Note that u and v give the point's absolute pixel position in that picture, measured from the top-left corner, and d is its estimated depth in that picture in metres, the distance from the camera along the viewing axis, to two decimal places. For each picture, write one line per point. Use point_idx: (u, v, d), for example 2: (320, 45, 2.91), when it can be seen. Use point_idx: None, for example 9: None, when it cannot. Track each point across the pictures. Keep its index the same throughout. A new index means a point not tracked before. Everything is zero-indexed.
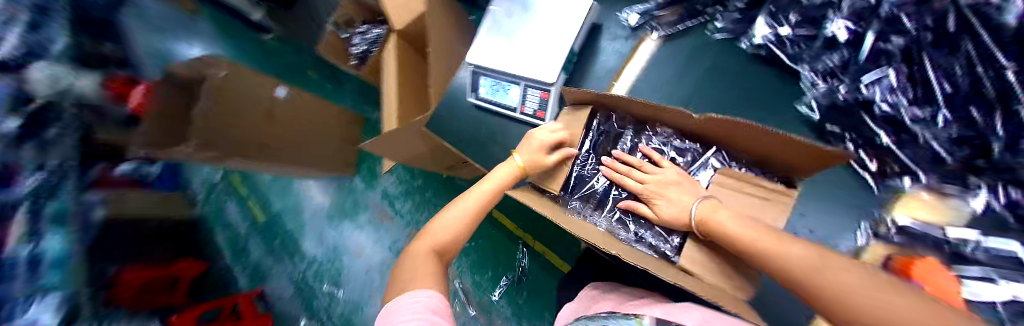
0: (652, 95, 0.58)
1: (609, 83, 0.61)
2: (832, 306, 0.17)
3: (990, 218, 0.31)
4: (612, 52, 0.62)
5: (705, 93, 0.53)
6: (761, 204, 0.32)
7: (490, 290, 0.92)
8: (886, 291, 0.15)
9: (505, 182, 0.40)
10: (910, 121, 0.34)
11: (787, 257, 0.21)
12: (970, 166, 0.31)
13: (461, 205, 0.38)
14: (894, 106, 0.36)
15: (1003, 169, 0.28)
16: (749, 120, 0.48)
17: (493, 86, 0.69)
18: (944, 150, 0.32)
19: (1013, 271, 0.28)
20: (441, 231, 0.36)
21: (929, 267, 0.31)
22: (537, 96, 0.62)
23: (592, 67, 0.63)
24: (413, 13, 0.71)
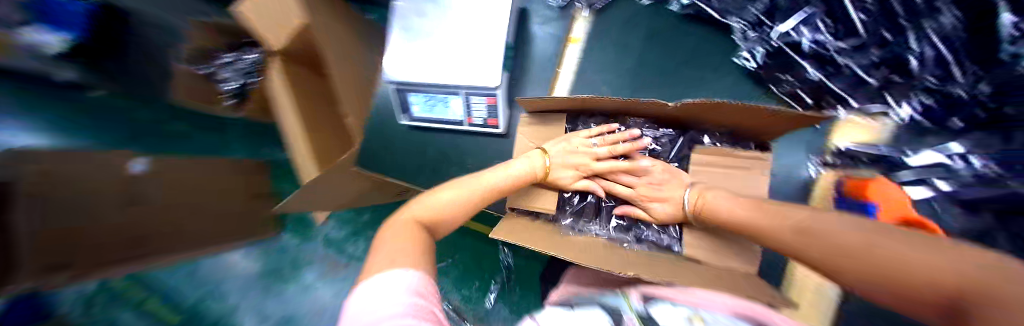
0: (599, 74, 0.55)
1: (553, 71, 0.57)
2: (886, 287, 0.17)
3: (911, 123, 0.35)
4: (546, 36, 0.57)
5: (646, 63, 0.53)
6: (737, 179, 0.33)
7: (482, 299, 0.75)
8: (939, 256, 0.15)
9: (515, 182, 0.36)
10: (838, 54, 0.37)
11: (814, 228, 0.21)
12: (888, 83, 0.35)
13: (463, 187, 0.35)
14: (822, 42, 0.38)
15: (914, 82, 0.32)
16: (687, 82, 0.51)
17: (429, 103, 0.58)
18: (866, 74, 0.36)
19: (927, 170, 0.33)
20: (433, 207, 0.33)
21: (879, 185, 0.37)
22: (483, 104, 0.55)
23: (532, 56, 0.57)
24: (286, 20, 0.48)
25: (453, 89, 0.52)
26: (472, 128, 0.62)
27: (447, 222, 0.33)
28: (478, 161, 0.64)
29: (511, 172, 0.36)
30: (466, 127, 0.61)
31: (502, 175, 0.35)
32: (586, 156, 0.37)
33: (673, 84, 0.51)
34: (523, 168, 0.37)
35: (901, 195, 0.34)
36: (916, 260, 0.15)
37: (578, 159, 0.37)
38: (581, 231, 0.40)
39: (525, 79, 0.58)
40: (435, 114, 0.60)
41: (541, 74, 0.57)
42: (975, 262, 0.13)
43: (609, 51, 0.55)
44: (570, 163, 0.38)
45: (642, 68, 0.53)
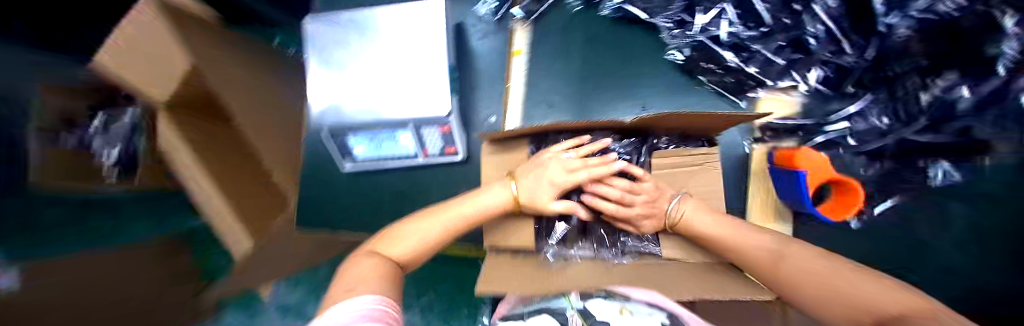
0: (547, 83, 0.56)
1: (502, 85, 0.55)
2: (820, 300, 0.24)
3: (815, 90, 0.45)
4: (487, 51, 0.56)
5: (589, 67, 0.55)
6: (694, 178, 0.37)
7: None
8: (862, 280, 0.22)
9: (482, 216, 0.34)
10: (751, 40, 0.44)
11: (786, 254, 0.28)
12: (794, 58, 0.43)
13: (436, 216, 0.34)
14: (739, 32, 0.44)
15: (817, 52, 0.41)
16: (623, 80, 0.55)
17: (371, 142, 0.52)
18: (775, 54, 0.44)
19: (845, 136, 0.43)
20: (399, 242, 0.32)
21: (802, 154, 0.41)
22: (436, 133, 0.50)
23: (475, 75, 0.56)
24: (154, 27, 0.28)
25: (397, 123, 0.46)
26: (428, 160, 0.57)
27: (420, 254, 0.33)
28: (441, 193, 0.59)
29: (478, 204, 0.34)
30: (420, 160, 0.56)
31: (463, 209, 0.34)
32: (562, 177, 0.35)
33: (614, 84, 0.55)
34: (493, 200, 0.35)
35: (824, 159, 0.39)
36: (849, 289, 0.22)
37: (556, 176, 0.35)
38: (567, 256, 0.39)
39: (474, 100, 0.56)
40: (384, 152, 0.54)
41: (489, 93, 0.56)
42: (889, 288, 0.21)
43: (552, 59, 0.56)
44: (544, 183, 0.35)
45: (584, 74, 0.55)
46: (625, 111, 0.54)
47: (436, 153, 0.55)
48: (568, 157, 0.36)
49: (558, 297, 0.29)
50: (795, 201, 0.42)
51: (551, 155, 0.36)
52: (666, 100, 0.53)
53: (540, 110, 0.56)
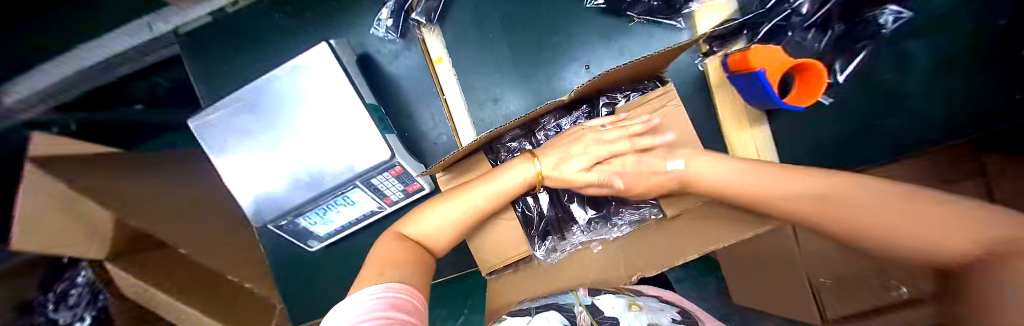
0: (482, 79, 0.52)
1: (438, 99, 0.51)
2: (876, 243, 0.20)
3: None
4: (408, 71, 0.52)
5: (517, 46, 0.51)
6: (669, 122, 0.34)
7: None
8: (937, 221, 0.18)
9: (504, 198, 0.33)
10: None
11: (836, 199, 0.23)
12: None
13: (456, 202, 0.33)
14: None
15: None
16: (555, 46, 0.50)
17: (323, 215, 0.47)
18: None
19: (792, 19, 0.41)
20: (421, 222, 0.33)
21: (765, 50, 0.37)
22: (389, 179, 0.45)
23: (407, 99, 0.52)
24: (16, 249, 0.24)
25: (340, 186, 0.42)
26: (396, 206, 0.53)
27: (433, 241, 0.33)
28: None
29: (494, 187, 0.33)
30: (389, 209, 0.53)
31: (485, 197, 0.32)
32: (597, 143, 0.35)
33: (550, 51, 0.51)
34: (516, 180, 0.34)
35: (776, 51, 0.37)
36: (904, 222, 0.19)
37: (581, 153, 0.35)
38: (566, 246, 0.38)
39: (417, 125, 0.52)
40: (347, 217, 0.50)
41: (428, 112, 0.52)
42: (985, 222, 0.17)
43: (478, 52, 0.52)
44: (573, 159, 0.35)
45: (516, 53, 0.51)
46: (571, 75, 0.51)
47: (400, 196, 0.51)
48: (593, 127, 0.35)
49: (567, 296, 0.29)
50: (761, 100, 0.41)
51: (586, 129, 0.36)
52: (607, 47, 0.50)
53: (487, 108, 0.52)
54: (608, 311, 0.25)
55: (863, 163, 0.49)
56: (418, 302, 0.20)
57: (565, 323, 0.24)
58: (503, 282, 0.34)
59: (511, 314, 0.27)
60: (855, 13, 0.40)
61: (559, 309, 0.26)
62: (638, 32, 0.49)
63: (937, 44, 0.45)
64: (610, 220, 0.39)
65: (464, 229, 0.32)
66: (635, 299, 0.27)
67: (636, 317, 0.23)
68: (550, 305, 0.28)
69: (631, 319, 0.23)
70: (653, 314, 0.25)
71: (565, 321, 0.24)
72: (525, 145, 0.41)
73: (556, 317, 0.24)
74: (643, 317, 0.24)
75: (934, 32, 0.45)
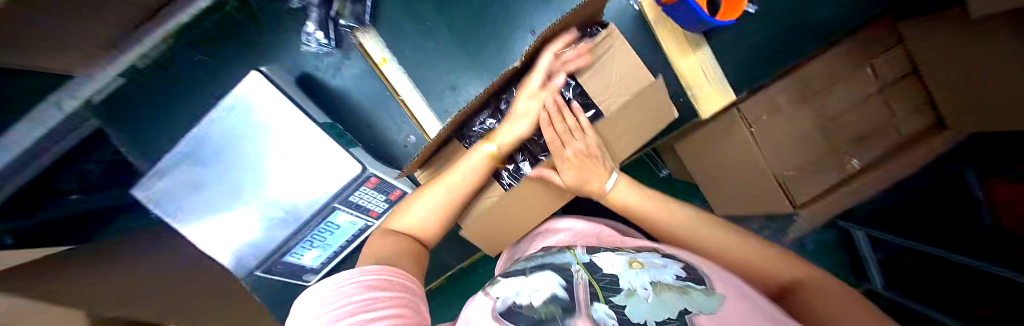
0: (434, 69, 0.51)
1: (395, 100, 0.50)
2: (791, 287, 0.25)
3: None
4: (355, 80, 0.50)
5: (457, 26, 0.50)
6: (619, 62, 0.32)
7: None
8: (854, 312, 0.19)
9: (461, 186, 0.34)
10: None
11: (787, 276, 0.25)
12: None
13: (427, 200, 0.34)
14: None
15: None
16: (494, 16, 0.50)
17: (314, 246, 0.46)
18: None
19: None
20: (407, 215, 0.35)
21: None
22: (369, 193, 0.44)
23: (364, 110, 0.50)
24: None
25: (321, 212, 0.41)
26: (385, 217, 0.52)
27: (422, 231, 0.35)
28: None
29: (467, 172, 0.34)
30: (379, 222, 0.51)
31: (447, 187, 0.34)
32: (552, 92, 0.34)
33: (492, 25, 0.50)
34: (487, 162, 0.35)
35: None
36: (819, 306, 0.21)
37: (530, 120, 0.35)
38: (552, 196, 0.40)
39: (382, 133, 0.51)
40: (336, 242, 0.49)
41: (389, 117, 0.51)
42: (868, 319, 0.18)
43: (421, 44, 0.50)
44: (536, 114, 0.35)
45: (459, 35, 0.50)
46: (520, 43, 0.51)
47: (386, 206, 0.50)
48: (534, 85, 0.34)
49: (566, 255, 0.28)
50: (696, 23, 0.43)
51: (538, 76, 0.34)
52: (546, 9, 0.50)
53: (447, 97, 0.52)
54: (606, 268, 0.25)
55: (797, 57, 0.55)
56: (397, 283, 0.22)
57: (562, 282, 0.23)
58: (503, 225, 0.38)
59: (505, 274, 0.26)
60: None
61: (556, 269, 0.24)
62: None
63: None
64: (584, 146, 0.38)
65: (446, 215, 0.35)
66: (637, 255, 0.27)
67: (635, 275, 0.23)
68: (549, 266, 0.26)
69: (632, 278, 0.23)
70: (654, 271, 0.24)
71: (561, 279, 0.23)
72: (493, 121, 0.39)
73: (552, 279, 0.23)
74: (644, 275, 0.23)
75: None
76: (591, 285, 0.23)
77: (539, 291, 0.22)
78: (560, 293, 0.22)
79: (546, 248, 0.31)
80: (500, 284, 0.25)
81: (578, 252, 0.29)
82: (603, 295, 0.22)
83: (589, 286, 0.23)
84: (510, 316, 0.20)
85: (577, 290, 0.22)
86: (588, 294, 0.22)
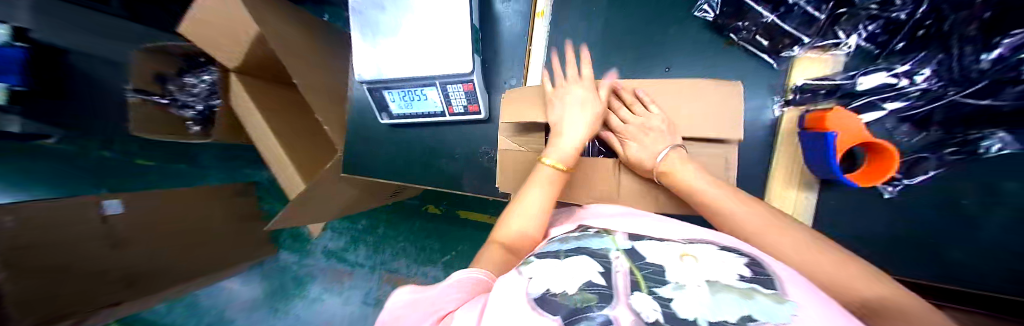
0: (568, 45, 0.57)
1: (525, 48, 0.56)
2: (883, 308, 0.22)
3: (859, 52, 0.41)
4: (513, 14, 0.56)
5: (614, 28, 0.54)
6: (711, 113, 0.36)
7: None
8: None
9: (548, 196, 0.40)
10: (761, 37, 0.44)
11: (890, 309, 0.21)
12: (838, 14, 0.38)
13: (519, 206, 0.41)
14: None
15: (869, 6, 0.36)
16: (652, 39, 0.51)
17: (402, 97, 0.57)
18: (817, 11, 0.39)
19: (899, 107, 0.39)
20: (509, 226, 0.40)
21: (841, 117, 0.37)
22: (460, 91, 0.53)
23: (500, 39, 0.57)
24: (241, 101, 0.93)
25: (425, 78, 0.51)
26: (454, 119, 0.59)
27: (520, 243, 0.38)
28: (466, 149, 0.62)
29: (541, 177, 0.40)
30: (447, 118, 0.59)
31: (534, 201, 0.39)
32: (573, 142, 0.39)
33: (642, 45, 0.52)
34: (562, 156, 0.40)
35: (860, 122, 0.37)
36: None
37: (562, 160, 0.39)
38: (587, 182, 0.44)
39: (500, 62, 0.58)
40: (415, 109, 0.59)
41: (512, 55, 0.57)
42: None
43: (576, 22, 0.56)
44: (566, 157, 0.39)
45: (607, 33, 0.54)
46: (649, 75, 0.51)
47: (461, 111, 0.57)
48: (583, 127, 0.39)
49: (600, 240, 0.33)
50: (818, 164, 0.40)
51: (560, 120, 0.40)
52: (697, 63, 0.49)
53: (561, 73, 0.57)
54: (650, 259, 0.28)
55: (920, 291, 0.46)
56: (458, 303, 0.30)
57: (603, 271, 0.27)
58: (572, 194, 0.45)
59: (539, 256, 0.31)
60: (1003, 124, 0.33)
61: (592, 254, 0.29)
62: (739, 60, 0.47)
63: None
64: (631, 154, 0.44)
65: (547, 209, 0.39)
66: (688, 248, 0.29)
67: (686, 272, 0.25)
68: (584, 251, 0.31)
69: (682, 275, 0.25)
70: (708, 265, 0.26)
71: (601, 268, 0.27)
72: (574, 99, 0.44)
73: (591, 265, 0.27)
74: (696, 273, 0.25)
75: None
76: (634, 275, 0.26)
77: (575, 280, 0.25)
78: (600, 281, 0.25)
79: (582, 230, 0.36)
80: (532, 265, 0.29)
81: (617, 237, 0.33)
82: (647, 287, 0.25)
83: (630, 274, 0.26)
84: (544, 303, 0.23)
85: (619, 283, 0.26)
86: (630, 283, 0.25)
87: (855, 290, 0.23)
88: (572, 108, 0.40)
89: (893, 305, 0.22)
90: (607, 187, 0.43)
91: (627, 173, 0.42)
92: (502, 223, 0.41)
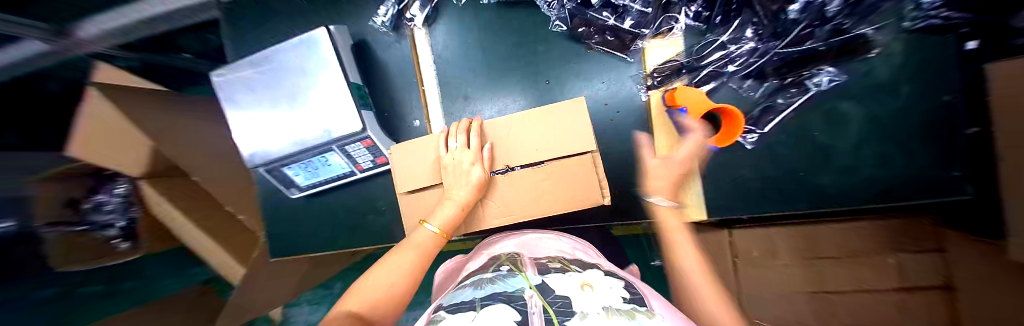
0: (458, 77, 0.57)
1: (418, 88, 0.57)
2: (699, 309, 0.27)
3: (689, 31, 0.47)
4: (398, 60, 0.57)
5: (492, 52, 0.55)
6: (575, 124, 0.38)
7: None
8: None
9: (422, 249, 0.39)
10: (610, 34, 0.48)
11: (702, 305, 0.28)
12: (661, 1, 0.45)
13: (389, 265, 0.37)
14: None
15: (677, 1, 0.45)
16: (528, 54, 0.54)
17: (303, 169, 0.55)
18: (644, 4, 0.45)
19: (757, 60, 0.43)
20: (363, 291, 0.33)
21: (689, 93, 0.41)
22: (361, 148, 0.52)
23: (392, 87, 0.58)
24: None
25: (318, 147, 0.49)
26: (367, 174, 0.59)
27: (389, 298, 0.33)
28: (389, 200, 0.61)
29: (417, 241, 0.39)
30: (359, 175, 0.59)
31: (406, 255, 0.37)
32: (465, 175, 0.39)
33: (521, 64, 0.54)
34: (443, 217, 0.40)
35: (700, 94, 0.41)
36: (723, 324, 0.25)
37: (455, 198, 0.40)
38: (486, 215, 0.43)
39: (396, 108, 0.58)
40: (324, 175, 0.57)
41: (406, 100, 0.58)
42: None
43: (459, 56, 0.57)
44: (463, 192, 0.39)
45: (489, 57, 0.55)
46: (532, 89, 0.54)
47: (371, 165, 0.57)
48: (473, 174, 0.39)
49: (515, 280, 0.33)
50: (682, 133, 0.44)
51: (447, 156, 0.40)
52: (573, 74, 0.52)
53: (457, 104, 0.57)
54: (558, 292, 0.28)
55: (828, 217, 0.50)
56: None
57: (519, 313, 0.25)
58: (479, 217, 0.43)
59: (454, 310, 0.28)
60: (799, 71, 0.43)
61: (507, 301, 0.27)
62: (607, 62, 0.51)
63: (878, 103, 0.44)
64: (526, 180, 0.41)
65: (419, 267, 0.37)
66: (586, 278, 0.32)
67: (587, 301, 0.26)
68: (499, 297, 0.29)
69: (585, 305, 0.25)
70: (604, 292, 0.28)
71: (516, 309, 0.25)
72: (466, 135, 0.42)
73: (509, 312, 0.25)
74: (596, 302, 0.26)
75: (867, 95, 0.44)
76: (547, 311, 0.25)
77: None
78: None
79: (495, 271, 0.38)
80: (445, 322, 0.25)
81: (528, 275, 0.34)
82: (557, 320, 0.23)
83: (543, 312, 0.25)
84: None
85: (533, 322, 0.23)
86: (542, 319, 0.24)
87: (698, 302, 0.28)
88: (463, 151, 0.39)
89: (703, 307, 0.27)
90: (509, 205, 0.42)
91: (519, 192, 0.42)
92: (362, 281, 0.36)
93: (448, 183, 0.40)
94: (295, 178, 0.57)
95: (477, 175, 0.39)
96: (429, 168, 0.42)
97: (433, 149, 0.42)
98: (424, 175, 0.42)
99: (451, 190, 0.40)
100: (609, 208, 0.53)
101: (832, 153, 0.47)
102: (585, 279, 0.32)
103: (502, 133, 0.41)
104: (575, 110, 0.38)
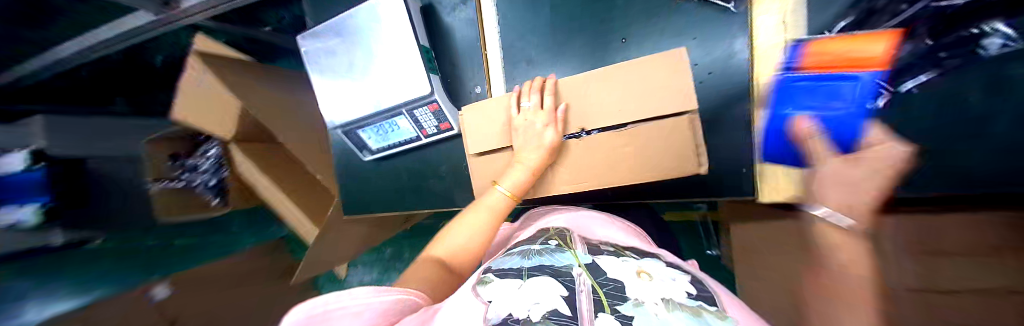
0: (521, 40, 0.54)
1: (481, 53, 0.56)
2: None
3: None
4: (462, 24, 0.56)
5: (561, 11, 0.51)
6: (670, 82, 0.33)
7: None
8: None
9: (493, 211, 0.39)
10: None
11: None
12: None
13: (465, 224, 0.38)
14: None
15: None
16: (602, 11, 0.49)
17: (375, 133, 0.58)
18: None
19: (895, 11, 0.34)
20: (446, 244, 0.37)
21: None
22: (427, 113, 0.53)
23: (455, 52, 0.57)
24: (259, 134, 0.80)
25: (390, 110, 0.51)
26: (431, 139, 0.60)
27: (465, 254, 0.37)
28: (450, 166, 0.63)
29: (489, 203, 0.39)
30: (425, 140, 0.60)
31: (480, 215, 0.38)
32: (537, 137, 0.38)
33: (593, 23, 0.50)
34: (513, 181, 0.39)
35: None
36: None
37: (526, 160, 0.39)
38: (554, 180, 0.42)
39: (459, 74, 0.58)
40: (392, 139, 0.60)
41: (468, 66, 0.57)
42: None
43: (525, 17, 0.54)
44: (533, 156, 0.38)
45: (558, 17, 0.52)
46: (605, 50, 0.50)
47: (434, 131, 0.58)
48: (546, 136, 0.38)
49: (562, 255, 0.30)
50: None
51: (518, 118, 0.39)
52: (656, 31, 0.47)
53: (520, 69, 0.55)
54: (610, 274, 0.27)
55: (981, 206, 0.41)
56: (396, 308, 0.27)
57: (565, 292, 0.24)
58: (548, 183, 0.42)
59: (501, 274, 0.28)
60: (957, 25, 0.32)
61: (554, 274, 0.26)
62: (699, 16, 0.44)
63: None
64: (603, 145, 0.38)
65: (493, 226, 0.39)
66: (642, 265, 0.29)
67: (644, 289, 0.24)
68: (547, 269, 0.27)
69: (641, 292, 0.23)
70: (665, 281, 0.26)
71: (564, 288, 0.24)
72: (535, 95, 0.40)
73: (555, 287, 0.24)
74: (654, 291, 0.24)
75: None
76: (596, 292, 0.24)
77: (540, 304, 0.22)
78: (563, 309, 0.22)
79: (543, 244, 0.34)
80: (492, 285, 0.26)
81: (578, 252, 0.31)
82: (609, 305, 0.22)
83: (592, 292, 0.24)
84: None
85: (581, 305, 0.23)
86: (591, 303, 0.23)
87: None
88: (536, 111, 0.37)
89: None
90: (582, 171, 0.40)
91: (594, 157, 0.39)
92: (442, 235, 0.39)
93: (518, 145, 0.39)
94: (367, 141, 0.61)
95: (550, 137, 0.37)
96: (497, 129, 0.42)
97: (503, 109, 0.41)
98: (492, 138, 0.42)
99: (521, 152, 0.39)
100: (687, 181, 0.49)
101: (975, 137, 0.32)
102: (647, 267, 0.29)
103: (578, 94, 0.38)
104: (672, 65, 0.33)
